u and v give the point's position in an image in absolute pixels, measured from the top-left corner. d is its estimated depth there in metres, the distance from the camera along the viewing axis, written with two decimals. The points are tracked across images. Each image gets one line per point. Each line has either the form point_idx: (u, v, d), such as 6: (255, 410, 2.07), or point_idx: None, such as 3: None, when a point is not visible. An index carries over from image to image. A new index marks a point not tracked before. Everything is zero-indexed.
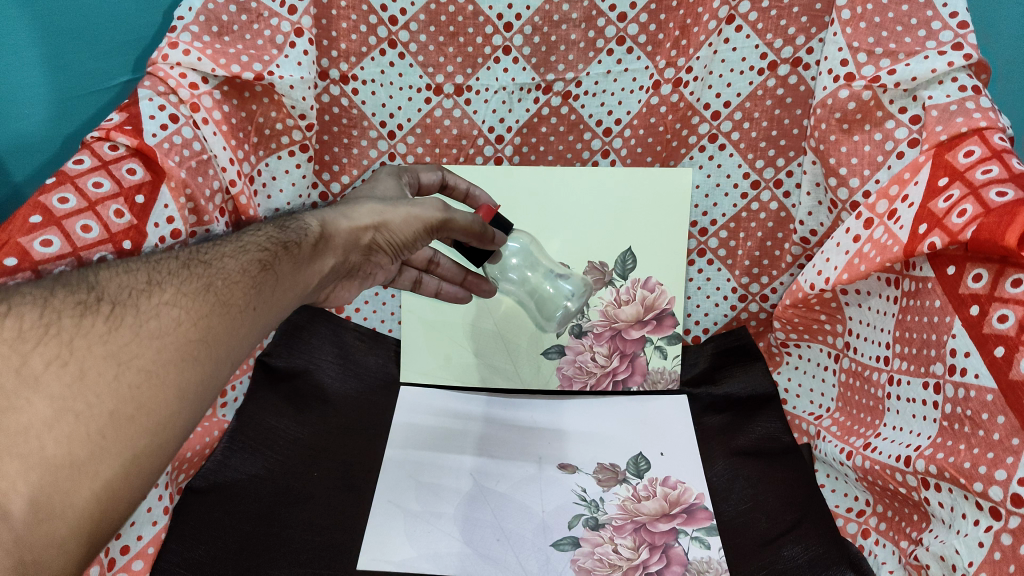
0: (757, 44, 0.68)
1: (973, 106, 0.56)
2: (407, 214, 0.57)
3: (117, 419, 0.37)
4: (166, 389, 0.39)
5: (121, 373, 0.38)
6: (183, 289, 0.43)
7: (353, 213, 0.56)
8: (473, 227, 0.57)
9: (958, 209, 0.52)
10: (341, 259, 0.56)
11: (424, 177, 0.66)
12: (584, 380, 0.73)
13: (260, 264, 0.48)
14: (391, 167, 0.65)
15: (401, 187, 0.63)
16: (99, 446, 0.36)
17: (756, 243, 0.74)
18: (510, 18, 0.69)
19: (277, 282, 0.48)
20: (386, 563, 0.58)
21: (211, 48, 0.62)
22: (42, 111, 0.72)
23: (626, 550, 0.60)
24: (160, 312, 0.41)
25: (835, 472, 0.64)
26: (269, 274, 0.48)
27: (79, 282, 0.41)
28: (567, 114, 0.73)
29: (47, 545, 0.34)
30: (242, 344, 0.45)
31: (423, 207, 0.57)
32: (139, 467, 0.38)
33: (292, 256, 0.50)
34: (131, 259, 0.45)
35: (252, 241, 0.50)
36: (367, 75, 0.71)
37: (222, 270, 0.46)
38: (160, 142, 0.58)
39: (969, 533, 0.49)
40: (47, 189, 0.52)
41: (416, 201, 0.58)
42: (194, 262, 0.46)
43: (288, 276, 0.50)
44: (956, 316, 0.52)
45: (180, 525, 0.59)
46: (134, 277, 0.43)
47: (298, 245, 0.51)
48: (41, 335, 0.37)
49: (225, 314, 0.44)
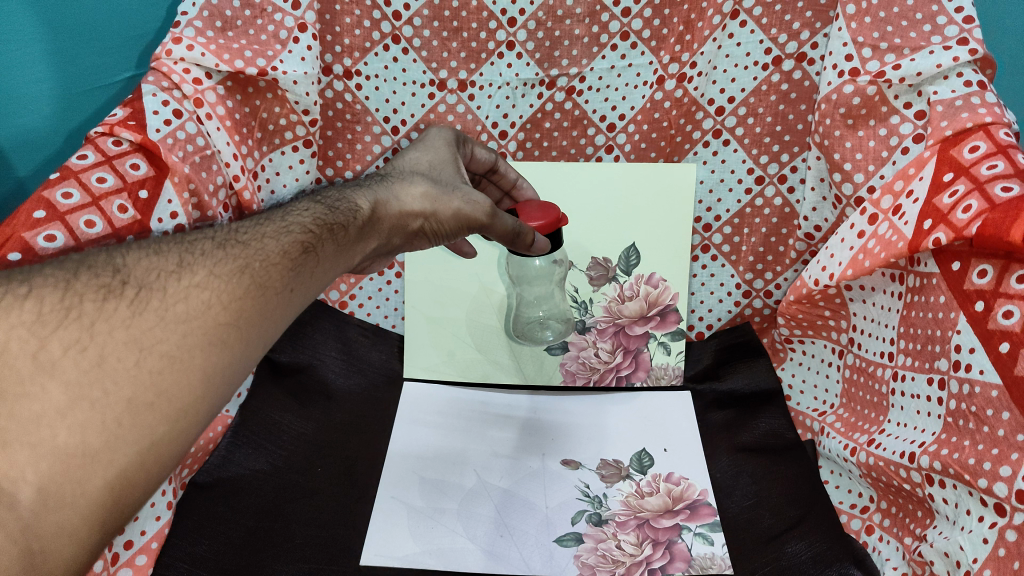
0: (760, 39, 0.68)
1: (978, 101, 0.56)
2: (454, 209, 0.56)
3: (136, 406, 0.37)
4: (192, 375, 0.39)
5: (142, 359, 0.38)
6: (217, 271, 0.43)
7: (404, 198, 0.55)
8: (515, 231, 0.57)
9: (962, 205, 0.51)
10: (382, 244, 0.55)
11: (478, 153, 0.66)
12: (587, 376, 0.73)
13: (303, 246, 0.47)
14: (449, 134, 0.65)
15: (454, 160, 0.62)
16: (114, 434, 0.37)
17: (760, 239, 0.73)
18: (514, 13, 0.69)
19: (319, 264, 0.48)
20: (390, 558, 0.59)
21: (215, 43, 0.62)
22: (48, 105, 0.73)
23: (629, 546, 0.60)
24: (189, 295, 0.41)
25: (839, 469, 0.64)
26: (310, 257, 0.47)
27: (106, 264, 0.42)
28: (571, 109, 0.73)
29: (57, 534, 0.35)
30: (274, 328, 0.44)
31: (475, 205, 0.56)
32: (157, 454, 0.38)
33: (337, 238, 0.50)
34: (164, 239, 0.45)
35: (297, 220, 0.49)
36: (371, 71, 0.71)
37: (261, 252, 0.45)
38: (164, 137, 0.58)
39: (973, 530, 0.49)
40: (51, 184, 0.52)
41: (467, 195, 0.57)
42: (232, 241, 0.46)
43: (330, 257, 0.49)
44: (961, 312, 0.52)
45: (183, 519, 0.60)
46: (166, 258, 0.43)
47: (344, 227, 0.50)
48: (60, 320, 0.38)
49: (260, 298, 0.43)
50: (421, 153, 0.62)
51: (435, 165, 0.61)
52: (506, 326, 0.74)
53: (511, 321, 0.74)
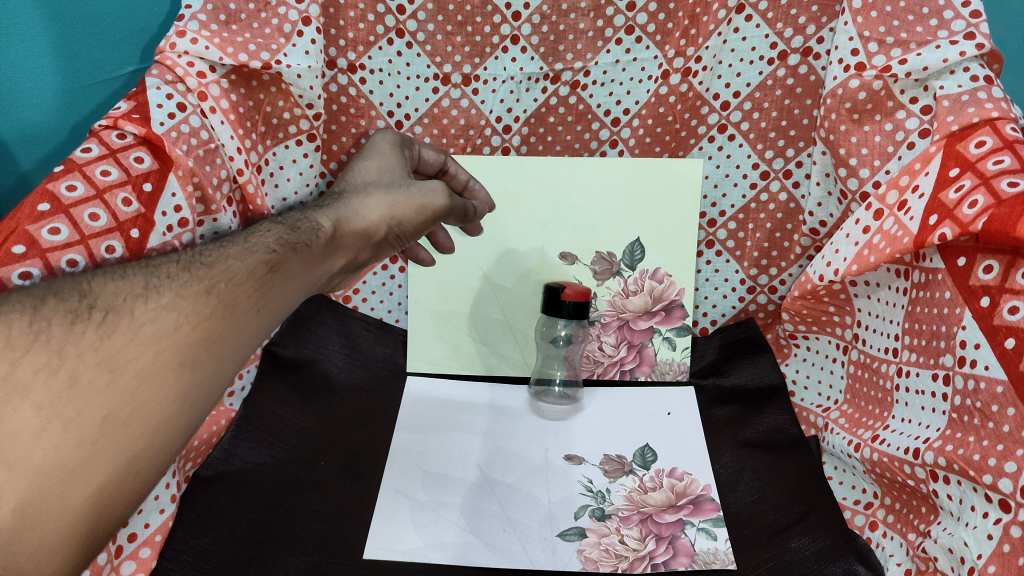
0: (766, 34, 0.67)
1: (985, 96, 0.55)
2: (415, 209, 0.60)
3: (111, 424, 0.38)
4: (168, 393, 0.40)
5: (115, 379, 0.38)
6: (184, 292, 0.43)
7: (364, 210, 0.58)
8: (463, 208, 0.65)
9: (968, 200, 0.51)
10: (348, 257, 0.57)
11: (425, 153, 0.69)
12: (591, 369, 0.74)
13: (269, 264, 0.48)
14: (394, 136, 0.66)
15: (402, 164, 0.64)
16: (92, 452, 0.37)
17: (765, 235, 0.73)
18: (519, 7, 0.69)
19: (286, 281, 0.49)
20: (392, 552, 0.58)
21: (219, 36, 0.62)
22: (51, 99, 0.73)
23: (632, 541, 0.60)
24: (157, 316, 0.41)
25: (843, 465, 0.63)
26: (277, 274, 0.48)
27: (71, 289, 0.41)
28: (575, 104, 0.73)
29: (38, 552, 0.35)
30: (245, 345, 0.46)
31: (434, 196, 0.61)
32: (134, 470, 0.39)
33: (304, 254, 0.51)
34: (128, 264, 0.45)
35: (261, 239, 0.50)
36: (375, 65, 0.71)
37: (227, 271, 0.46)
38: (168, 131, 0.58)
39: (977, 526, 0.49)
40: (55, 177, 0.52)
41: (421, 189, 0.60)
42: (196, 264, 0.46)
43: (298, 274, 0.50)
44: (966, 307, 0.52)
45: (187, 512, 0.59)
46: (132, 282, 0.43)
47: (310, 244, 0.52)
48: (31, 344, 0.37)
49: (228, 317, 0.44)
50: (370, 161, 0.63)
51: (385, 169, 0.63)
52: (511, 321, 0.74)
53: (518, 317, 0.74)
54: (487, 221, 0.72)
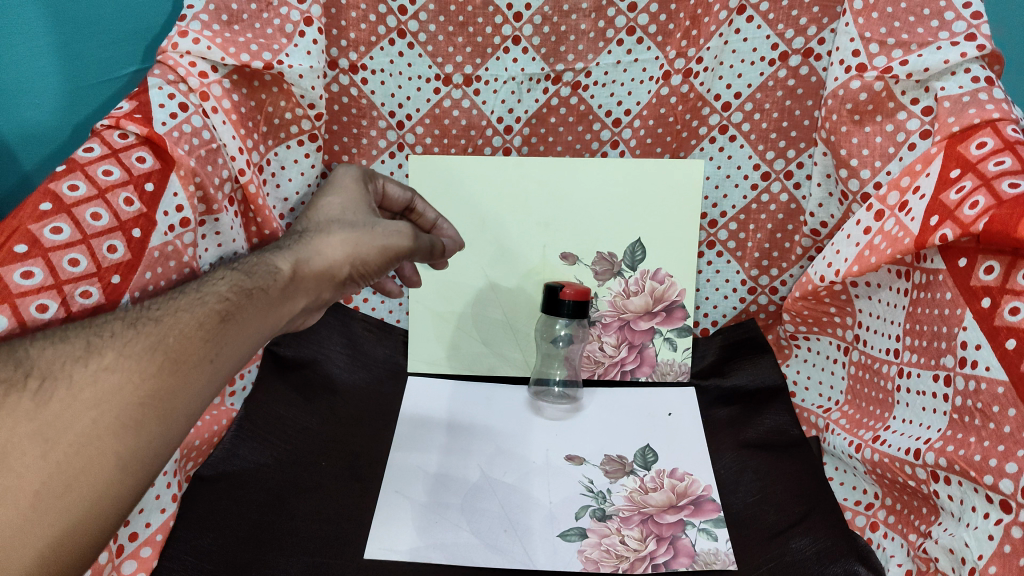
0: (767, 35, 0.68)
1: (985, 97, 0.55)
2: (380, 245, 0.58)
3: (44, 497, 0.37)
4: (105, 462, 0.39)
5: (49, 449, 0.38)
6: (126, 352, 0.42)
7: (325, 249, 0.56)
8: (432, 246, 0.63)
9: (969, 202, 0.51)
10: (311, 298, 0.56)
11: (390, 189, 0.68)
12: (592, 369, 0.74)
13: (220, 314, 0.47)
14: (357, 172, 0.65)
15: (366, 200, 0.63)
16: (22, 528, 0.36)
17: (766, 236, 0.73)
18: (520, 8, 0.70)
19: (241, 329, 0.48)
20: (394, 552, 0.58)
21: (220, 37, 0.62)
22: (53, 99, 0.73)
23: (633, 541, 0.60)
24: (97, 380, 0.40)
25: (843, 465, 0.63)
26: (230, 323, 0.47)
27: (7, 357, 0.40)
28: (576, 104, 0.73)
29: None
30: (195, 402, 0.44)
31: (400, 231, 0.59)
32: (71, 542, 0.38)
33: (259, 300, 0.49)
34: (72, 325, 0.44)
35: (213, 288, 0.49)
36: (377, 65, 0.71)
37: (173, 327, 0.45)
38: (170, 130, 0.58)
39: (978, 527, 0.49)
40: (57, 177, 0.52)
41: (384, 229, 0.59)
42: (142, 320, 0.45)
43: (254, 321, 0.49)
44: (967, 308, 0.52)
45: (189, 512, 0.59)
46: (72, 346, 0.42)
47: (266, 289, 0.50)
48: None
49: (174, 375, 0.43)
50: (334, 197, 0.62)
51: (348, 206, 0.61)
52: (512, 321, 0.74)
53: (519, 318, 0.74)
54: (488, 221, 0.72)
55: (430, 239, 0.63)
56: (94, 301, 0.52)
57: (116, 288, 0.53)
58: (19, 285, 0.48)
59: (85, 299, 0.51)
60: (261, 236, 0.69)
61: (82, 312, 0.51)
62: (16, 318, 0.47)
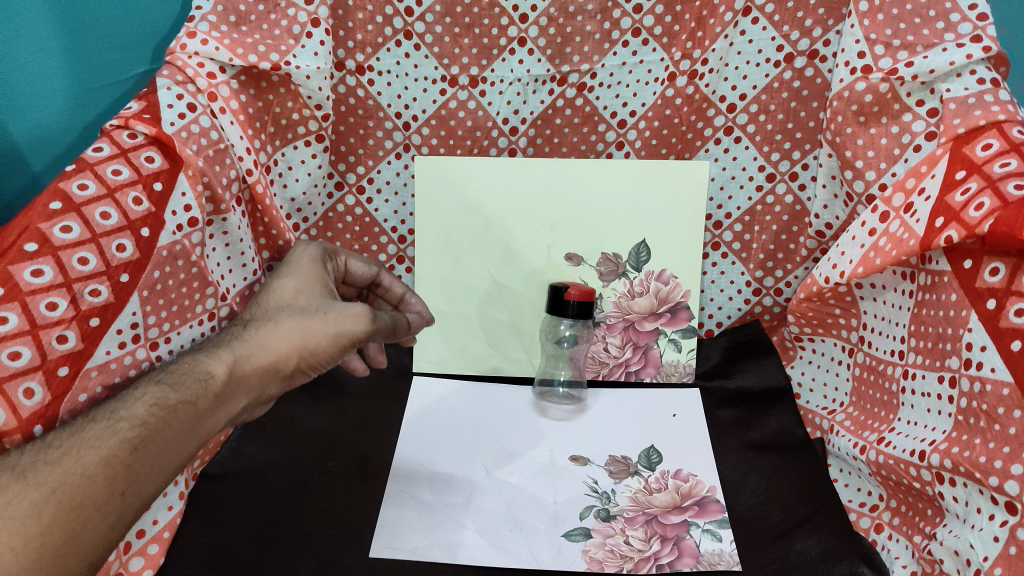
0: (773, 36, 0.68)
1: (991, 99, 0.56)
2: (327, 340, 0.53)
3: None
4: None
5: None
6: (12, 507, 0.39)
7: (265, 346, 0.51)
8: (393, 324, 0.58)
9: (975, 203, 0.51)
10: (250, 396, 0.52)
11: (352, 266, 0.64)
12: (596, 370, 0.75)
13: (127, 449, 0.43)
14: (317, 248, 0.60)
15: (323, 276, 0.58)
16: None
17: (771, 237, 0.74)
18: (526, 9, 0.70)
19: (152, 462, 0.44)
20: (399, 551, 0.57)
21: (228, 37, 0.63)
22: (62, 100, 0.73)
23: (638, 542, 0.59)
24: None
25: (848, 467, 0.64)
26: (138, 458, 0.43)
27: None
28: (582, 106, 0.73)
29: None
30: (94, 547, 0.41)
31: (355, 319, 0.54)
32: None
33: (176, 424, 0.46)
34: None
35: (127, 413, 0.45)
36: (383, 66, 0.72)
37: (70, 471, 0.41)
38: (178, 131, 0.59)
39: (983, 528, 0.49)
40: (67, 176, 0.53)
41: (335, 318, 0.53)
42: (40, 461, 0.41)
43: (170, 447, 0.45)
44: (972, 310, 0.52)
45: (196, 510, 0.59)
46: None
47: (185, 410, 0.46)
48: None
49: (66, 530, 0.40)
50: (289, 277, 0.56)
51: (302, 287, 0.55)
52: (517, 322, 0.74)
53: (524, 319, 0.74)
54: (493, 222, 0.73)
55: (388, 320, 0.57)
56: (103, 299, 0.52)
57: (125, 286, 0.54)
58: (29, 283, 0.48)
59: (94, 297, 0.52)
60: (268, 236, 0.70)
61: (92, 311, 0.51)
62: (26, 315, 0.48)
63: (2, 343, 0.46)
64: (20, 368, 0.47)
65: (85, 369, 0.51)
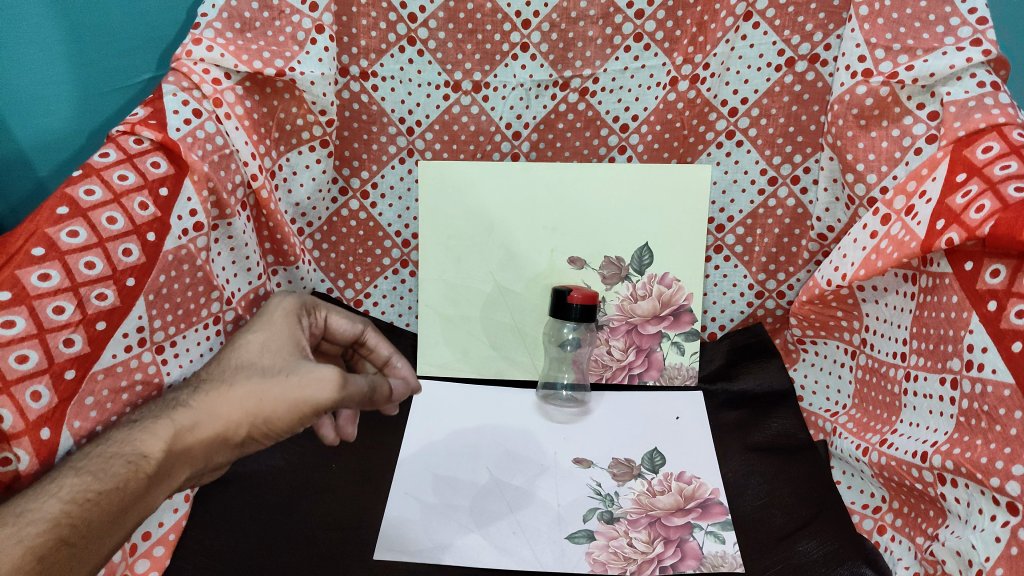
0: (773, 41, 0.68)
1: (991, 102, 0.56)
2: (283, 406, 0.50)
3: None
4: None
5: None
6: None
7: (216, 413, 0.50)
8: (370, 389, 0.52)
9: (975, 205, 0.52)
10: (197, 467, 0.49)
11: (334, 321, 0.63)
12: (600, 373, 0.75)
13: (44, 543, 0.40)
14: (295, 303, 0.59)
15: (296, 333, 0.56)
16: None
17: (773, 240, 0.74)
18: (529, 15, 0.71)
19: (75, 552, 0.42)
20: (404, 553, 0.58)
21: (234, 44, 0.64)
22: (68, 106, 0.74)
23: (641, 544, 0.60)
24: None
25: (850, 469, 0.64)
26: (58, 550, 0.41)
27: None
28: (584, 110, 0.74)
29: None
30: None
31: (317, 385, 0.50)
32: None
33: (103, 510, 0.43)
34: None
35: (52, 499, 0.42)
36: (387, 72, 0.73)
37: None
38: (184, 136, 0.60)
39: (985, 529, 0.49)
40: (74, 182, 0.54)
41: (293, 383, 0.50)
42: None
43: (96, 534, 0.43)
44: (973, 311, 0.52)
45: (201, 513, 0.60)
46: None
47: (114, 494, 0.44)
48: None
49: None
50: (257, 335, 0.55)
51: (265, 350, 0.54)
52: (521, 325, 0.75)
53: (529, 322, 0.75)
54: (496, 226, 0.73)
55: (363, 386, 0.52)
56: (109, 303, 0.53)
57: (131, 291, 0.55)
58: (36, 288, 0.49)
59: (100, 301, 0.52)
60: (273, 240, 0.71)
61: (99, 314, 0.52)
62: (33, 319, 0.48)
63: (9, 347, 0.47)
64: (27, 371, 0.47)
65: (91, 373, 0.52)
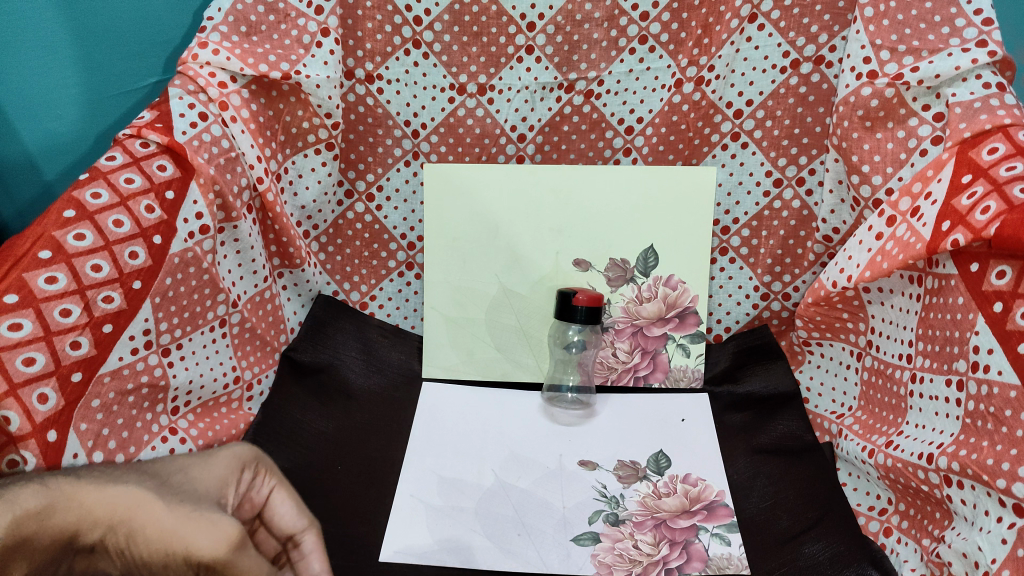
0: (778, 43, 0.68)
1: (997, 103, 0.56)
2: (151, 536, 0.42)
3: None
4: None
5: None
6: None
7: (84, 508, 0.43)
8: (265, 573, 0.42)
9: (980, 207, 0.51)
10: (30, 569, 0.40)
11: (275, 501, 0.51)
12: (605, 375, 0.75)
13: None
14: (244, 457, 0.51)
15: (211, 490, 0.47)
16: None
17: (778, 242, 0.74)
18: (533, 18, 0.71)
19: None
20: (409, 556, 0.57)
21: (240, 47, 0.64)
22: (76, 109, 0.75)
23: (646, 546, 0.59)
24: None
25: (857, 471, 0.64)
26: None
27: None
28: (589, 113, 0.74)
29: None
30: None
31: (206, 533, 0.41)
32: None
33: None
34: None
35: None
36: (392, 75, 0.73)
37: None
38: (190, 139, 0.60)
39: (992, 531, 0.49)
40: (81, 185, 0.55)
41: (178, 523, 0.42)
42: None
43: None
44: (979, 313, 0.52)
45: None
46: None
47: None
48: None
49: None
50: (191, 465, 0.49)
51: (185, 477, 0.48)
52: (526, 328, 0.75)
53: (534, 325, 0.75)
54: (501, 229, 0.74)
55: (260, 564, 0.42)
56: (116, 305, 0.53)
57: (137, 293, 0.55)
58: (43, 291, 0.49)
59: (107, 304, 0.53)
60: (279, 243, 0.71)
61: (105, 317, 0.53)
62: (40, 322, 0.49)
63: (17, 349, 0.47)
64: (34, 373, 0.48)
65: (97, 375, 0.52)
